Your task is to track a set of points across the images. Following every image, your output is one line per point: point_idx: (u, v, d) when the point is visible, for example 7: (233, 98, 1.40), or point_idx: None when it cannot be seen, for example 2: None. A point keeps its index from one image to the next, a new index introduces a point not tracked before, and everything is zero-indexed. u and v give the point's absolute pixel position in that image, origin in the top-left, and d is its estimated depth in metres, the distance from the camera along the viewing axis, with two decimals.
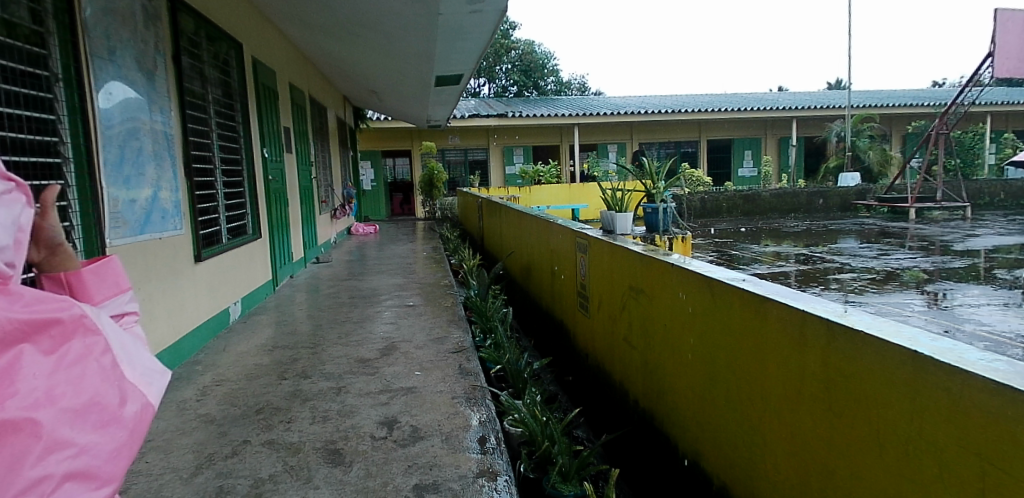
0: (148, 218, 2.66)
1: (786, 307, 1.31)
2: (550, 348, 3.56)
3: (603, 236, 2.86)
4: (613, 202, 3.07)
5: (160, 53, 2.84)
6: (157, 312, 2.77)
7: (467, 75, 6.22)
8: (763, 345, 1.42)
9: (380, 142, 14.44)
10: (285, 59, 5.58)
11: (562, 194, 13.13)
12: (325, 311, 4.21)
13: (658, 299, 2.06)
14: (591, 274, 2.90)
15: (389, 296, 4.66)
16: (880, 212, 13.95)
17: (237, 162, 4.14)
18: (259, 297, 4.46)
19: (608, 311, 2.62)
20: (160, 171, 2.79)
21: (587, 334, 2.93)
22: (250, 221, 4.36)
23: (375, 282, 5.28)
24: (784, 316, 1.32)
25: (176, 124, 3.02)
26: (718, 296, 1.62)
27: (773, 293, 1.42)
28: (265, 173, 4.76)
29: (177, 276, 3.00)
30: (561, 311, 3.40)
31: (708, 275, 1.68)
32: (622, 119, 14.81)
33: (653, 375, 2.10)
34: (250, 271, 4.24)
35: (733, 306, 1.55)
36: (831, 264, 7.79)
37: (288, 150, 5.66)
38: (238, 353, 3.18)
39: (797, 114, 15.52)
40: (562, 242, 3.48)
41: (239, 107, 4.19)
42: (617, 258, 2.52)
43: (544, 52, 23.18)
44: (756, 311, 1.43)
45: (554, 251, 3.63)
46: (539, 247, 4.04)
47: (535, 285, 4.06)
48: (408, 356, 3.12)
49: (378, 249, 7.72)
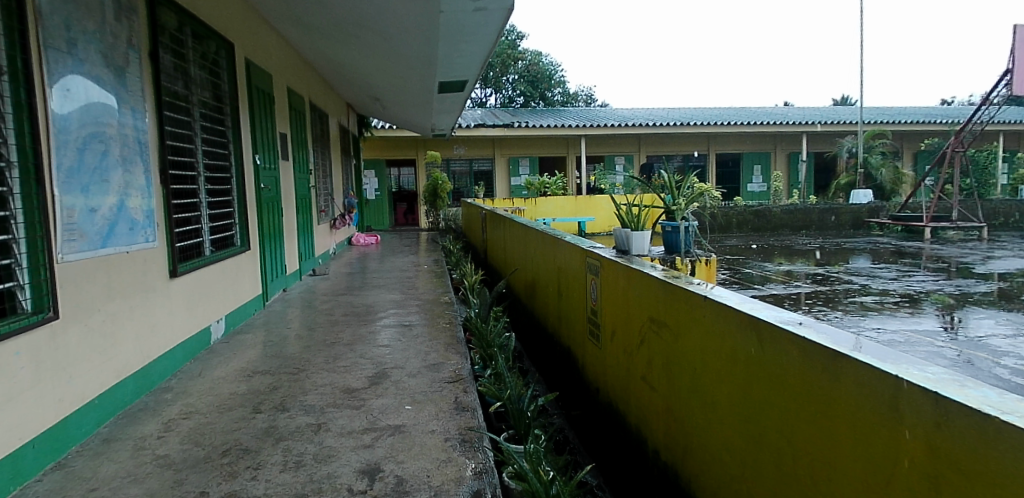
0: (112, 230, 2.39)
1: (868, 370, 1.02)
2: (556, 377, 3.26)
3: (616, 257, 2.57)
4: (629, 220, 2.77)
5: (133, 49, 2.61)
6: (121, 335, 2.46)
7: (472, 81, 5.97)
8: (831, 413, 1.13)
9: (384, 151, 14.26)
10: (283, 62, 5.35)
11: (568, 207, 12.85)
12: (315, 329, 3.93)
13: (684, 336, 1.77)
14: (603, 299, 2.60)
15: (385, 314, 4.38)
16: (894, 230, 13.61)
17: (225, 169, 3.89)
18: (246, 313, 4.17)
19: (623, 343, 2.33)
20: (129, 177, 2.54)
21: (599, 367, 2.64)
22: (239, 232, 4.10)
23: (372, 297, 5.01)
24: (867, 380, 1.03)
25: (151, 126, 2.79)
26: (768, 343, 1.33)
27: (844, 347, 1.13)
28: (257, 180, 4.51)
29: (148, 293, 2.72)
30: (569, 337, 3.11)
31: (753, 315, 1.40)
32: (630, 131, 14.57)
33: (680, 425, 1.81)
34: (236, 286, 3.96)
35: (788, 359, 1.26)
36: (850, 286, 7.46)
37: (284, 157, 5.42)
38: (214, 378, 2.89)
39: (808, 129, 15.24)
40: (570, 261, 3.19)
41: (229, 111, 3.96)
42: (633, 285, 2.23)
43: (551, 63, 23.08)
44: (826, 369, 1.14)
45: (561, 271, 3.35)
46: (544, 265, 3.75)
47: (540, 305, 3.77)
48: (399, 385, 2.82)
49: (379, 261, 7.45)
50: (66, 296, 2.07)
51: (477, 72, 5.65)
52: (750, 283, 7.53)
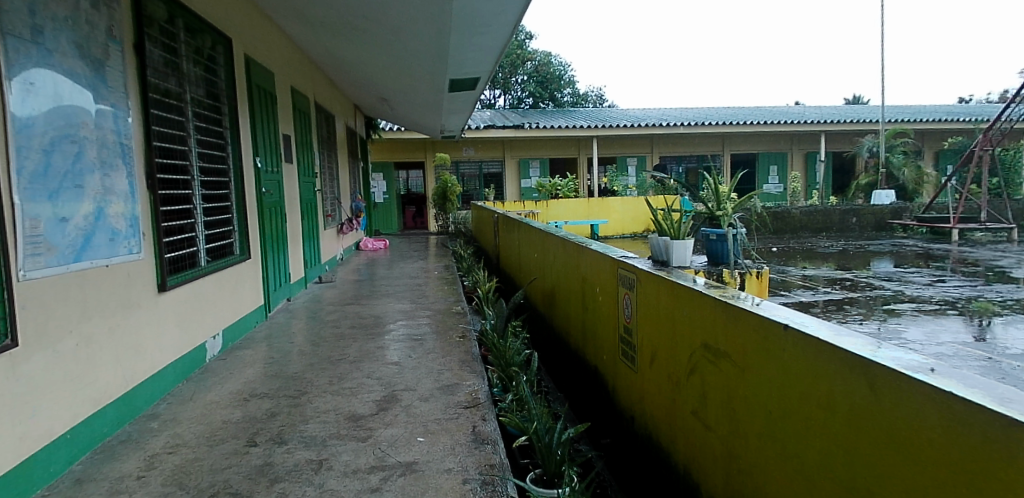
0: (89, 241, 2.13)
1: None
2: (583, 400, 2.98)
3: (655, 269, 2.28)
4: (667, 226, 2.47)
5: (114, 41, 2.36)
6: (100, 358, 2.20)
7: (484, 78, 5.69)
8: (981, 490, 0.84)
9: (392, 153, 14.03)
10: (286, 60, 5.11)
11: (581, 209, 12.54)
12: (320, 344, 3.65)
13: (755, 371, 1.48)
14: (640, 316, 2.31)
15: (394, 326, 4.09)
16: (918, 232, 13.16)
17: (221, 172, 3.63)
18: (246, 326, 3.91)
19: (667, 369, 2.04)
20: (108, 181, 2.28)
21: (634, 393, 2.35)
22: (238, 240, 3.84)
23: (381, 307, 4.73)
24: None
25: (136, 125, 2.53)
26: (880, 389, 1.04)
27: (995, 402, 0.84)
28: (258, 184, 4.25)
29: (133, 309, 2.46)
30: (598, 357, 2.82)
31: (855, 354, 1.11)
32: (642, 132, 14.23)
33: (747, 476, 1.51)
34: (235, 299, 3.70)
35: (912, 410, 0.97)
36: (883, 293, 7.07)
37: (287, 160, 5.17)
38: (206, 403, 2.62)
39: (826, 128, 14.82)
40: (597, 271, 2.90)
41: (226, 110, 3.71)
42: (680, 302, 1.94)
43: (561, 63, 22.79)
44: (973, 436, 0.85)
45: (586, 281, 3.06)
46: (566, 274, 3.46)
47: (561, 316, 3.50)
48: (411, 411, 2.53)
49: (388, 266, 7.19)
50: (28, 319, 1.80)
51: (490, 69, 5.38)
52: (777, 289, 7.18)
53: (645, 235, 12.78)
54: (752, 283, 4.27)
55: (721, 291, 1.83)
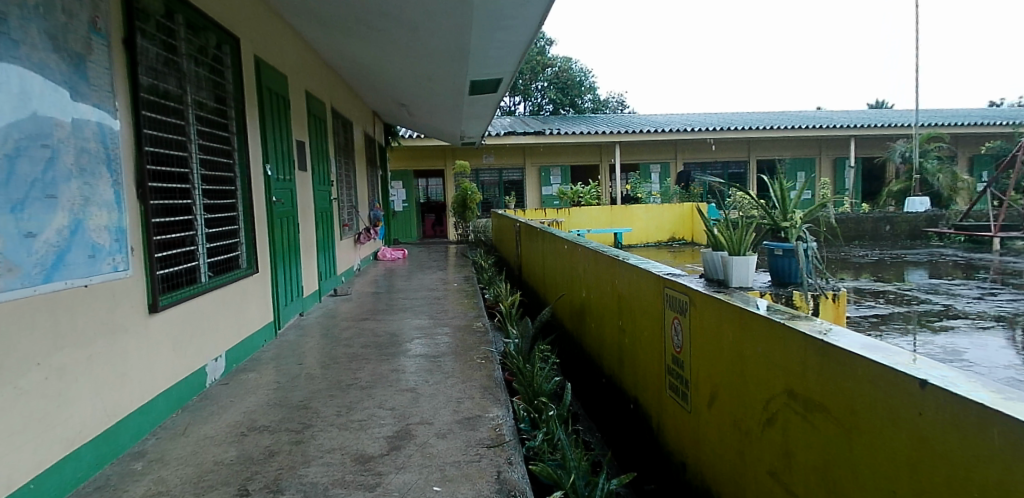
0: (63, 259, 1.88)
1: None
2: (622, 436, 2.64)
3: (712, 290, 1.94)
4: (728, 241, 2.11)
5: (99, 34, 2.14)
6: (76, 390, 1.93)
7: (507, 79, 5.38)
8: None
9: (412, 161, 13.85)
10: (299, 63, 4.88)
11: (603, 217, 12.15)
12: (330, 366, 3.36)
13: (872, 432, 1.15)
14: (693, 345, 1.97)
15: (411, 345, 3.78)
16: (958, 241, 12.43)
17: (226, 180, 3.40)
18: (254, 346, 3.66)
19: (732, 413, 1.71)
20: (88, 190, 2.03)
21: (687, 437, 2.01)
22: (246, 253, 3.60)
23: (398, 323, 4.43)
24: None
25: (124, 128, 2.30)
26: None
27: None
28: (267, 193, 4.00)
29: (119, 332, 2.20)
30: (640, 389, 2.48)
31: None
32: (667, 137, 13.80)
33: None
34: (241, 317, 3.45)
35: None
36: (932, 308, 6.50)
37: (301, 167, 4.93)
38: (199, 439, 2.34)
39: (859, 132, 14.20)
40: (634, 289, 2.56)
41: (231, 114, 3.47)
42: (750, 334, 1.60)
43: (582, 69, 22.48)
44: None
45: (621, 300, 2.72)
46: (598, 290, 3.13)
47: (593, 335, 3.18)
48: (427, 451, 2.21)
49: (405, 277, 6.92)
50: None
51: (513, 70, 5.08)
52: None
53: (670, 243, 12.32)
54: (827, 309, 3.75)
55: (798, 320, 1.49)
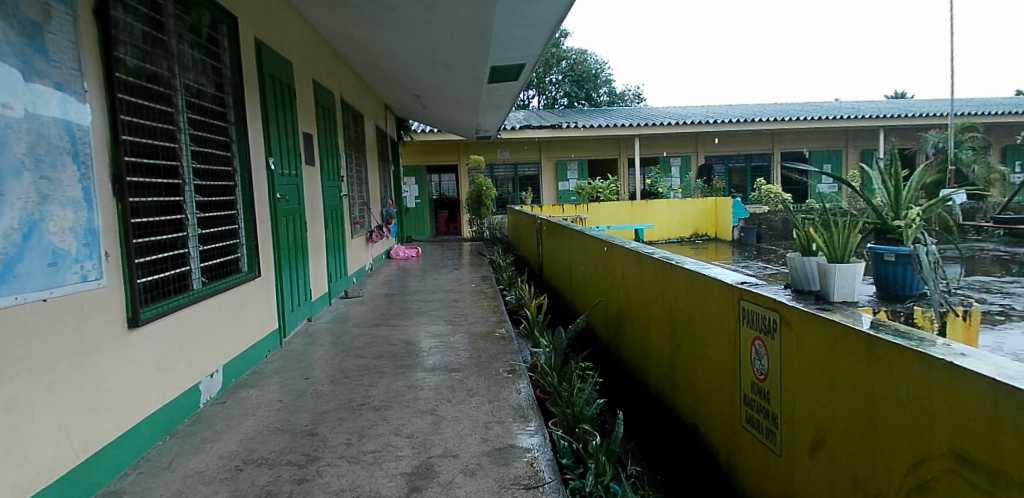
0: (13, 269, 1.55)
1: None
2: (681, 472, 2.24)
3: (811, 306, 1.52)
4: (826, 244, 1.68)
5: (61, 1, 1.80)
6: (32, 426, 1.60)
7: (530, 65, 5.00)
8: None
9: (425, 156, 13.52)
10: (305, 49, 4.54)
11: (623, 212, 11.70)
12: (340, 381, 3.01)
13: None
14: (785, 375, 1.57)
15: (429, 355, 3.43)
16: (995, 235, 11.79)
17: (223, 175, 3.07)
18: (257, 357, 3.34)
19: (849, 467, 1.31)
20: (47, 186, 1.69)
21: (777, 489, 1.61)
22: (247, 256, 3.29)
23: (413, 330, 4.07)
24: None
25: (95, 112, 1.97)
26: None
27: None
28: (271, 190, 3.67)
29: (91, 352, 1.88)
30: (704, 418, 2.07)
31: None
32: (688, 130, 13.30)
33: None
34: (240, 327, 3.12)
35: None
36: (989, 309, 5.93)
37: (308, 161, 4.60)
38: (185, 475, 2.00)
39: (891, 123, 13.56)
40: (695, 299, 2.15)
41: (228, 101, 3.15)
42: (882, 372, 1.20)
43: (597, 61, 21.97)
44: None
45: (676, 311, 2.33)
46: (643, 297, 2.73)
47: (638, 347, 2.79)
48: (452, 492, 1.86)
49: (420, 277, 6.58)
50: None
51: (537, 53, 4.67)
52: None
53: (692, 239, 11.86)
54: (955, 328, 3.38)
55: (956, 353, 1.09)
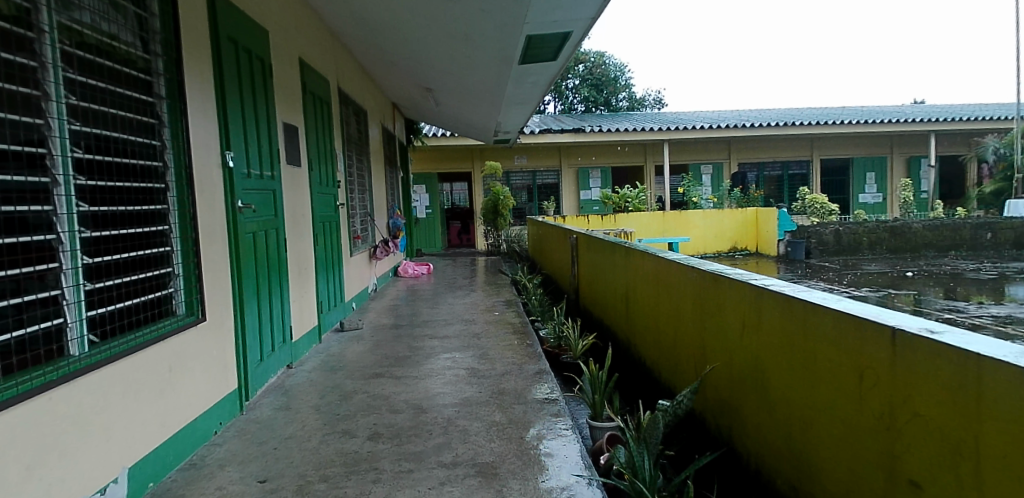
0: None
1: None
2: None
3: None
4: None
5: None
6: None
7: (577, 34, 3.95)
8: None
9: (437, 163, 12.55)
10: (286, 16, 3.56)
11: (654, 225, 10.62)
12: (311, 489, 1.95)
13: None
14: None
15: (446, 436, 2.36)
16: None
17: (143, 175, 2.07)
18: (198, 438, 2.31)
19: None
20: None
21: None
22: (185, 292, 2.28)
23: (425, 386, 3.01)
24: None
25: None
26: None
27: None
28: (227, 196, 2.65)
29: None
30: None
31: None
32: (722, 134, 12.19)
33: None
34: (167, 400, 2.09)
35: None
36: None
37: (290, 161, 3.60)
38: None
39: (946, 129, 12.34)
40: (981, 415, 1.07)
41: (157, 66, 2.14)
42: None
43: (617, 65, 21.03)
44: None
45: (909, 421, 1.27)
46: (806, 373, 1.65)
47: (790, 450, 1.74)
48: None
49: (432, 302, 5.55)
50: None
51: (589, 18, 3.61)
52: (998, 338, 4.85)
53: (731, 254, 10.71)
54: None
55: None
